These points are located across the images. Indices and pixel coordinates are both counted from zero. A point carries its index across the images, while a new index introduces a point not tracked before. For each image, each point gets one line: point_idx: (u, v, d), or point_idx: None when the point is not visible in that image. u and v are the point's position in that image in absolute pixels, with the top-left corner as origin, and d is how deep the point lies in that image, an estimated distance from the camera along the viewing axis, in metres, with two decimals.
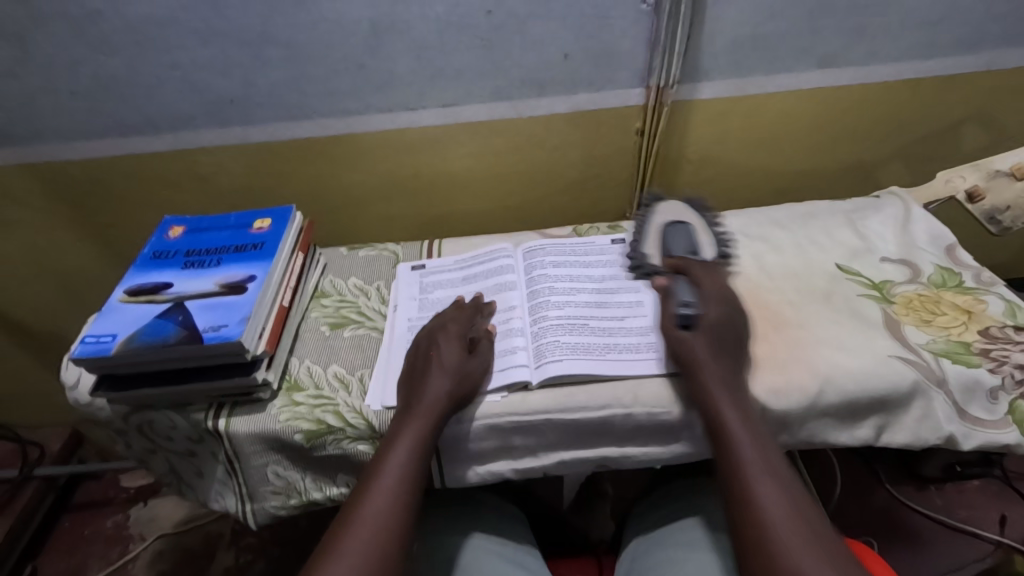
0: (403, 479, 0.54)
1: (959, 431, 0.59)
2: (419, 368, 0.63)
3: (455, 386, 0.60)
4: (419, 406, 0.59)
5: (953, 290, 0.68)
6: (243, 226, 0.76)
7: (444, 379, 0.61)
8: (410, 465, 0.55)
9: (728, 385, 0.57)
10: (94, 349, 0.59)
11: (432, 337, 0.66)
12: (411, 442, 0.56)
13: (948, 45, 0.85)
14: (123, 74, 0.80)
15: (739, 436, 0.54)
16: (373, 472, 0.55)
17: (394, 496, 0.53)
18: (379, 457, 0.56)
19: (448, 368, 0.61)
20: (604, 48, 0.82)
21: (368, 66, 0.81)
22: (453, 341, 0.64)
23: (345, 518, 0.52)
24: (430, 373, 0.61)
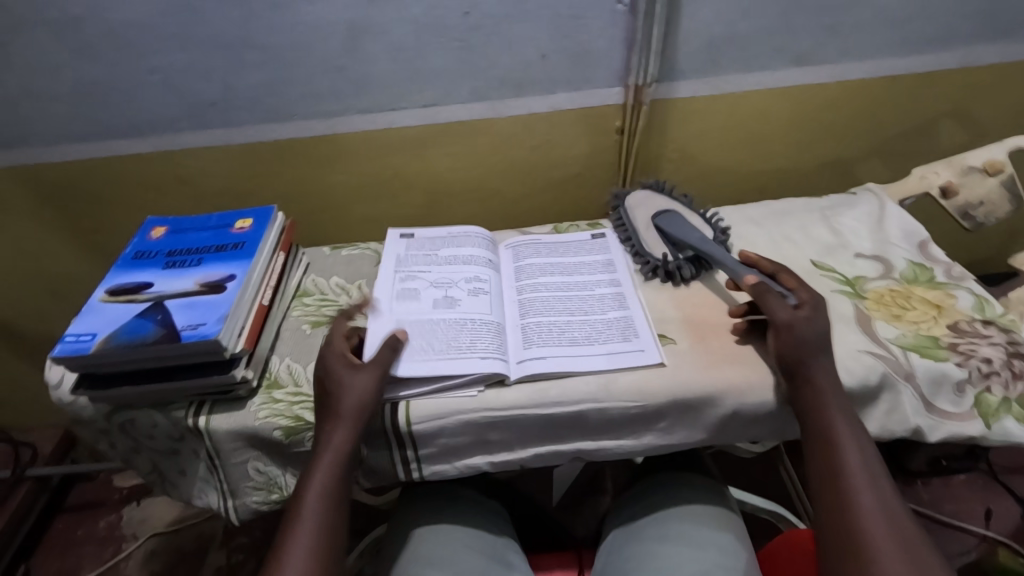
0: (319, 530, 0.55)
1: (926, 424, 0.61)
2: (322, 413, 0.60)
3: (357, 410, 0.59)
4: (322, 457, 0.58)
5: (924, 285, 0.69)
6: (224, 226, 0.77)
7: (347, 402, 0.59)
8: (325, 513, 0.56)
9: (831, 389, 0.56)
10: (74, 348, 0.60)
11: (323, 372, 0.62)
12: (327, 469, 0.57)
13: (921, 43, 0.86)
14: (106, 78, 0.81)
15: (841, 436, 0.53)
16: (287, 532, 0.55)
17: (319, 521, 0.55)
18: (291, 516, 0.56)
19: (348, 409, 0.59)
20: (581, 48, 0.83)
21: (347, 67, 0.82)
22: (345, 370, 0.61)
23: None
24: (331, 419, 0.59)
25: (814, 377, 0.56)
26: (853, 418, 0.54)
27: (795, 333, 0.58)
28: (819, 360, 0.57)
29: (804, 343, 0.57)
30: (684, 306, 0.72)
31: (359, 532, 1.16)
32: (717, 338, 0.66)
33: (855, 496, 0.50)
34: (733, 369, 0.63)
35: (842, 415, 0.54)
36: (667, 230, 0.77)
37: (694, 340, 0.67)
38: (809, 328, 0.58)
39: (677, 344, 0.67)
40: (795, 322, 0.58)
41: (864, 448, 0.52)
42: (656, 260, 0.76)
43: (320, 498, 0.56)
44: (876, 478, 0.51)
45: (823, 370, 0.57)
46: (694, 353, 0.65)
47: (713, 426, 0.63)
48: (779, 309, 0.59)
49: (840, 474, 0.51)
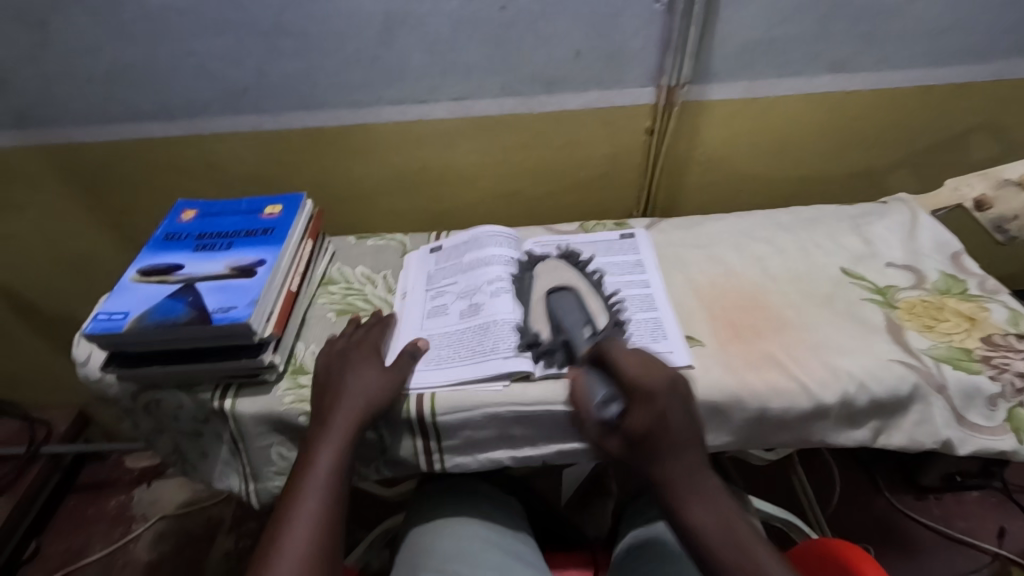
0: (326, 500, 0.55)
1: (956, 437, 0.60)
2: (330, 395, 0.61)
3: (372, 399, 0.61)
4: (332, 435, 0.58)
5: (957, 297, 0.68)
6: (254, 212, 0.77)
7: (366, 388, 0.61)
8: (331, 484, 0.56)
9: (689, 481, 0.54)
10: (106, 326, 0.61)
11: (339, 363, 0.64)
12: (335, 450, 0.57)
13: (958, 54, 0.86)
14: (141, 60, 0.81)
15: (697, 521, 0.52)
16: (292, 501, 0.55)
17: (327, 496, 0.55)
18: (294, 485, 0.56)
19: (359, 393, 0.61)
20: (615, 47, 0.82)
21: (381, 58, 0.82)
22: (362, 363, 0.64)
23: (268, 548, 0.52)
24: (338, 401, 0.60)
25: (674, 480, 0.54)
26: (718, 504, 0.53)
27: (606, 447, 0.59)
28: (670, 447, 0.55)
29: (653, 446, 0.55)
30: (712, 308, 0.71)
31: (368, 523, 1.16)
32: (746, 342, 0.66)
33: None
34: (762, 374, 0.62)
35: (692, 500, 0.53)
36: (558, 306, 0.70)
37: (722, 343, 0.66)
38: (654, 420, 0.55)
39: (704, 346, 0.66)
40: (604, 437, 0.60)
41: (741, 534, 0.51)
42: (533, 335, 0.67)
43: (328, 476, 0.56)
44: (762, 550, 0.49)
45: (677, 466, 0.55)
46: (723, 355, 0.65)
47: (740, 431, 0.63)
48: (586, 416, 0.61)
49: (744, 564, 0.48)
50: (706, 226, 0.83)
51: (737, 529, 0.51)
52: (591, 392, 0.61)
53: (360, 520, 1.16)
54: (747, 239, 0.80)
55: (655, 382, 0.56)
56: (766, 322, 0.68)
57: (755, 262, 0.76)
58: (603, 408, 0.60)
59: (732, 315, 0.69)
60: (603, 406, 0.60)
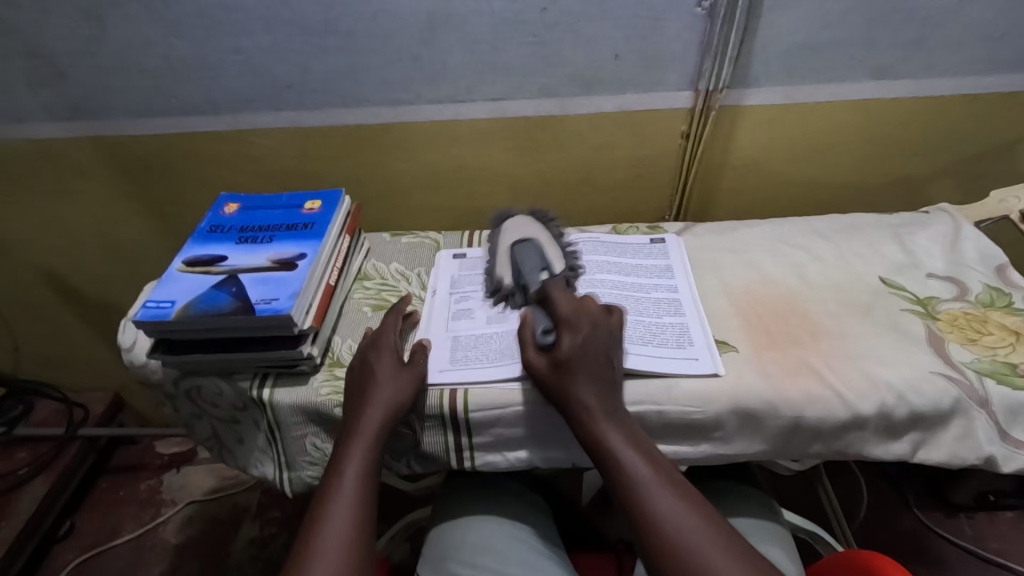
0: (358, 501, 0.55)
1: (999, 453, 0.59)
2: (355, 402, 0.61)
3: (393, 403, 0.61)
4: (357, 440, 0.58)
5: (1001, 311, 0.67)
6: (294, 206, 0.79)
7: (386, 391, 0.61)
8: (362, 487, 0.56)
9: (600, 402, 0.56)
10: (154, 313, 0.63)
11: (361, 369, 0.64)
12: (361, 457, 0.58)
13: (1008, 63, 0.84)
14: (191, 56, 0.84)
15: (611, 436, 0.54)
16: (324, 505, 0.55)
17: (356, 500, 0.55)
18: (326, 490, 0.56)
19: (381, 396, 0.61)
20: (655, 50, 0.82)
21: (421, 57, 0.83)
22: (382, 365, 0.63)
23: (304, 551, 0.52)
24: (363, 405, 0.60)
25: (587, 403, 0.55)
26: (623, 423, 0.55)
27: (530, 367, 0.59)
28: (588, 372, 0.57)
29: (574, 371, 0.57)
30: (746, 314, 0.70)
31: (390, 516, 1.17)
32: (780, 349, 0.65)
33: (643, 486, 0.51)
34: (796, 381, 0.62)
35: (607, 417, 0.55)
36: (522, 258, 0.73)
37: (756, 349, 0.66)
38: (581, 347, 0.58)
39: (739, 352, 0.66)
40: (535, 364, 0.59)
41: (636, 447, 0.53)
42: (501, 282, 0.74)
43: (357, 482, 0.56)
44: (651, 460, 0.53)
45: (591, 391, 0.56)
46: (757, 361, 0.64)
47: (773, 438, 0.62)
48: (529, 349, 0.61)
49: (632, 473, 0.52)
50: (741, 232, 0.83)
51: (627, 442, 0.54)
52: (535, 321, 0.63)
53: (382, 513, 1.18)
54: (783, 245, 0.80)
55: (585, 312, 0.61)
56: (802, 330, 0.67)
57: (791, 269, 0.76)
58: (542, 336, 0.61)
59: (766, 322, 0.69)
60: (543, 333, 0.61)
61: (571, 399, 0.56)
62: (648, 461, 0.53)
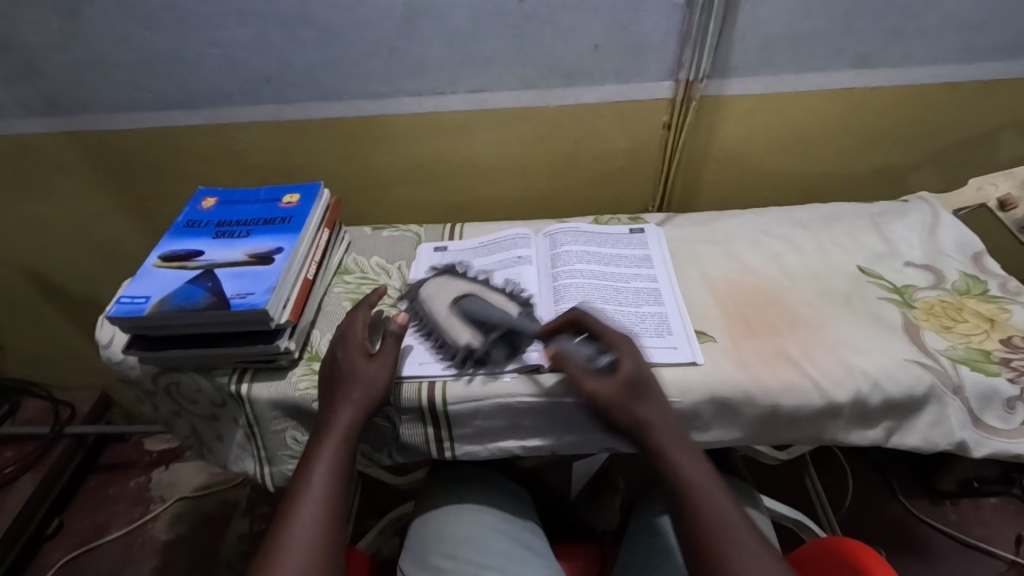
0: (326, 500, 0.55)
1: (970, 439, 0.60)
2: (332, 394, 0.61)
3: (362, 400, 0.60)
4: (327, 440, 0.58)
5: (976, 298, 0.67)
6: (273, 200, 0.78)
7: (354, 388, 0.61)
8: (332, 485, 0.56)
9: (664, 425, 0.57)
10: (128, 309, 0.62)
11: (331, 364, 0.63)
12: (331, 456, 0.57)
13: (987, 51, 0.84)
14: (166, 49, 0.83)
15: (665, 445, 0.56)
16: (293, 502, 0.55)
17: (323, 499, 0.55)
18: (298, 486, 0.56)
19: (351, 393, 0.60)
20: (635, 40, 0.82)
21: (400, 49, 0.83)
22: (351, 361, 0.62)
23: (271, 549, 0.52)
24: (334, 403, 0.60)
25: (656, 423, 0.57)
26: (685, 442, 0.56)
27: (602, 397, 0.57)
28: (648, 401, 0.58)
29: (640, 392, 0.58)
30: (724, 304, 0.71)
31: (379, 511, 1.18)
32: (758, 338, 0.65)
33: (703, 492, 0.52)
34: (773, 369, 0.62)
35: (666, 432, 0.56)
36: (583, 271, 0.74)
37: (734, 339, 0.66)
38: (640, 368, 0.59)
39: (716, 342, 0.66)
40: (599, 391, 0.57)
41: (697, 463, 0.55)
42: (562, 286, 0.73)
43: (326, 480, 0.56)
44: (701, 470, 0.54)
45: (658, 414, 0.57)
46: (734, 350, 0.64)
47: (751, 428, 0.63)
48: (587, 378, 0.58)
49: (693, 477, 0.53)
50: (722, 223, 0.83)
51: (690, 462, 0.55)
52: (579, 351, 0.61)
53: (371, 508, 1.18)
54: (764, 236, 0.80)
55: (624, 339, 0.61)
56: (780, 320, 0.67)
57: (771, 259, 0.76)
58: (598, 359, 0.60)
59: (744, 310, 0.69)
60: (596, 358, 0.60)
61: (638, 419, 0.57)
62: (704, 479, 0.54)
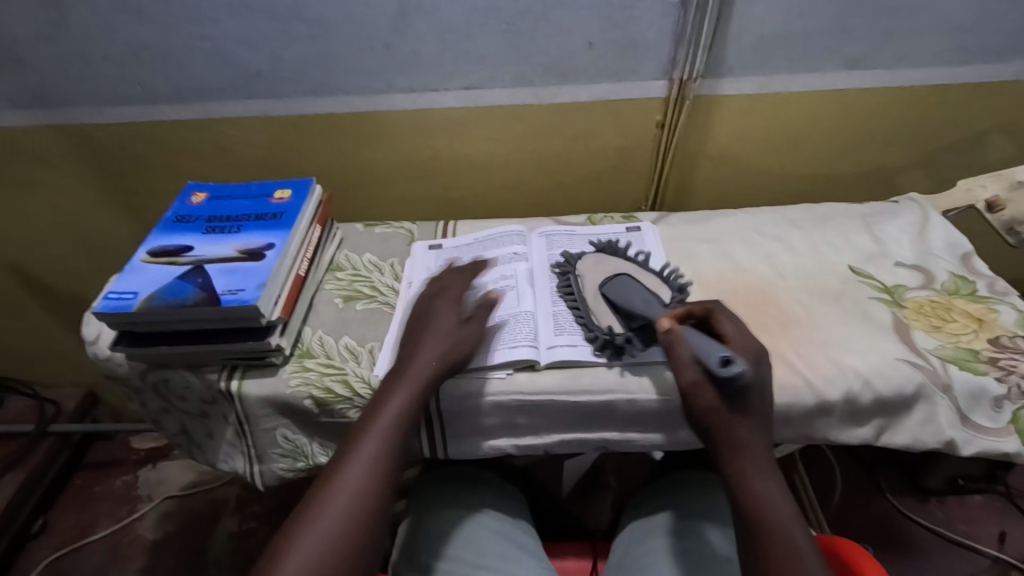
0: (389, 446, 0.54)
1: (960, 438, 0.60)
2: (394, 372, 0.60)
3: (443, 356, 0.60)
4: (399, 388, 0.58)
5: (965, 298, 0.68)
6: (264, 196, 0.77)
7: (437, 345, 0.61)
8: (398, 432, 0.55)
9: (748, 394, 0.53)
10: (116, 305, 0.61)
11: (417, 320, 0.64)
12: (400, 405, 0.57)
13: (976, 54, 0.85)
14: (155, 42, 0.82)
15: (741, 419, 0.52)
16: (353, 443, 0.54)
17: (383, 447, 0.54)
18: (357, 432, 0.55)
19: (433, 348, 0.60)
20: (629, 38, 0.82)
21: (393, 45, 0.82)
22: (443, 320, 0.63)
23: (326, 485, 0.51)
24: (413, 355, 0.60)
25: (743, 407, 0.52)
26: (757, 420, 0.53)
27: (699, 398, 0.52)
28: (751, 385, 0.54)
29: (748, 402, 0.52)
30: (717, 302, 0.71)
31: None
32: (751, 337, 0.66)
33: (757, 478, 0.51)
34: None
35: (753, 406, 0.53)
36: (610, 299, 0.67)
37: None
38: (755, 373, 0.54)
39: None
40: (702, 385, 0.52)
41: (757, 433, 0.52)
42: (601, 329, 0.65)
43: (391, 426, 0.55)
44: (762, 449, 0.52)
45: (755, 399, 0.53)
46: None
47: None
48: (685, 369, 0.53)
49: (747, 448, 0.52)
50: (716, 222, 0.83)
51: (754, 441, 0.52)
52: (705, 351, 0.52)
53: None
54: (757, 235, 0.80)
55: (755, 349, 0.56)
56: (772, 318, 0.68)
57: (764, 259, 0.76)
58: (724, 367, 0.50)
59: (737, 310, 0.69)
60: (723, 364, 0.50)
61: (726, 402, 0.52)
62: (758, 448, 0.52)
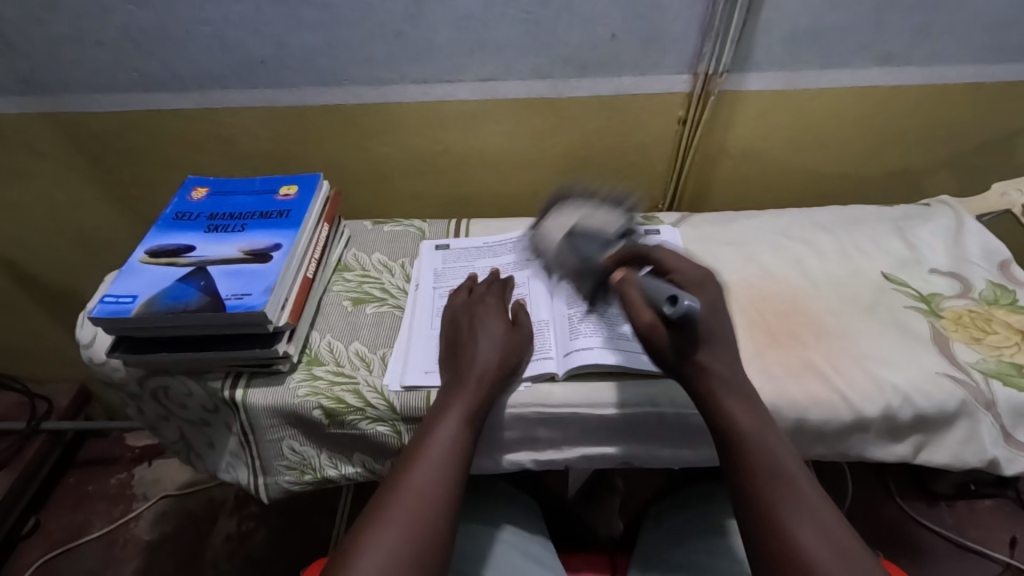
0: (451, 453, 0.52)
1: (1003, 456, 0.58)
2: (448, 385, 0.58)
3: (500, 362, 0.59)
4: (459, 392, 0.56)
5: (1005, 309, 0.65)
6: (269, 192, 0.73)
7: (493, 350, 0.59)
8: (460, 441, 0.53)
9: (724, 374, 0.50)
10: (113, 310, 0.57)
11: (461, 326, 0.63)
12: (460, 414, 0.55)
13: (1014, 52, 0.81)
14: (153, 27, 0.77)
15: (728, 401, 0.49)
16: (414, 451, 0.52)
17: (444, 455, 0.52)
18: (417, 441, 0.53)
19: (488, 354, 0.59)
20: (654, 30, 0.78)
21: (406, 33, 0.78)
22: (493, 324, 0.62)
23: (388, 494, 0.49)
24: (467, 360, 0.59)
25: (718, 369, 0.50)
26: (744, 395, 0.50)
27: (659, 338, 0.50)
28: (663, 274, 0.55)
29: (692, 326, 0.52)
30: (745, 309, 0.68)
31: None
32: (783, 348, 0.63)
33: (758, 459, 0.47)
34: (800, 382, 0.59)
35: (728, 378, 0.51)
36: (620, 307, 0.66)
37: (759, 348, 0.63)
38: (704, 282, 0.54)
39: (740, 351, 0.63)
40: (658, 327, 0.50)
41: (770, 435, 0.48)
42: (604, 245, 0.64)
43: (453, 433, 0.53)
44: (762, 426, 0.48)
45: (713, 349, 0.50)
46: (759, 360, 0.62)
47: None
48: (640, 312, 0.50)
49: (771, 468, 0.46)
50: (740, 224, 0.80)
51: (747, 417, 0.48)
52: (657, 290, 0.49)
53: None
54: (784, 239, 0.77)
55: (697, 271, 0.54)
56: (805, 328, 0.65)
57: (792, 264, 0.73)
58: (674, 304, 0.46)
59: (768, 319, 0.66)
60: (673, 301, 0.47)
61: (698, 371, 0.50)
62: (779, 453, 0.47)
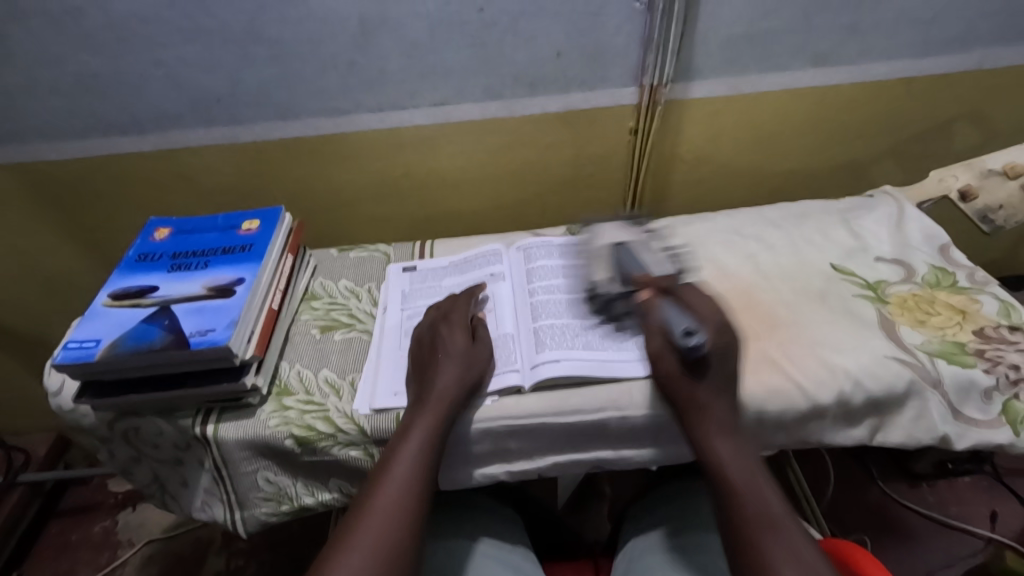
0: (416, 474, 0.53)
1: (953, 431, 0.60)
2: (413, 406, 0.59)
3: (462, 379, 0.60)
4: (424, 413, 0.57)
5: (947, 290, 0.68)
6: (231, 228, 0.74)
7: (453, 368, 0.60)
8: (424, 460, 0.54)
9: (723, 417, 0.55)
10: (78, 355, 0.58)
11: (424, 347, 0.64)
12: (425, 433, 0.56)
13: (940, 44, 0.86)
14: (108, 73, 0.78)
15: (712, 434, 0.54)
16: (381, 474, 0.54)
17: (409, 477, 0.53)
18: (383, 464, 0.54)
19: (450, 372, 0.60)
20: (597, 45, 0.81)
21: (358, 64, 0.80)
22: (454, 341, 0.63)
23: (355, 518, 0.51)
24: (431, 379, 0.60)
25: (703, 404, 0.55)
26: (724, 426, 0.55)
27: (663, 364, 0.57)
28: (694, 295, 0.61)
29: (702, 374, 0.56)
30: None
31: None
32: (740, 343, 0.65)
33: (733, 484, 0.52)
34: (759, 374, 0.61)
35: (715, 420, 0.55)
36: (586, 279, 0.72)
37: None
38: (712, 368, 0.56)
39: None
40: (662, 353, 0.58)
41: (760, 481, 0.52)
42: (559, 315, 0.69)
43: (417, 454, 0.54)
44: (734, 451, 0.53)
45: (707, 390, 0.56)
46: None
47: None
48: (653, 336, 0.59)
49: (756, 508, 0.50)
50: (695, 226, 0.82)
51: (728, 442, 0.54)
52: (673, 323, 0.57)
53: None
54: (737, 237, 0.79)
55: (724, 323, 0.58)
56: (760, 322, 0.67)
57: (746, 261, 0.76)
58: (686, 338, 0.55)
59: (723, 315, 0.68)
60: (686, 336, 0.55)
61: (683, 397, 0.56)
62: (768, 513, 0.50)
